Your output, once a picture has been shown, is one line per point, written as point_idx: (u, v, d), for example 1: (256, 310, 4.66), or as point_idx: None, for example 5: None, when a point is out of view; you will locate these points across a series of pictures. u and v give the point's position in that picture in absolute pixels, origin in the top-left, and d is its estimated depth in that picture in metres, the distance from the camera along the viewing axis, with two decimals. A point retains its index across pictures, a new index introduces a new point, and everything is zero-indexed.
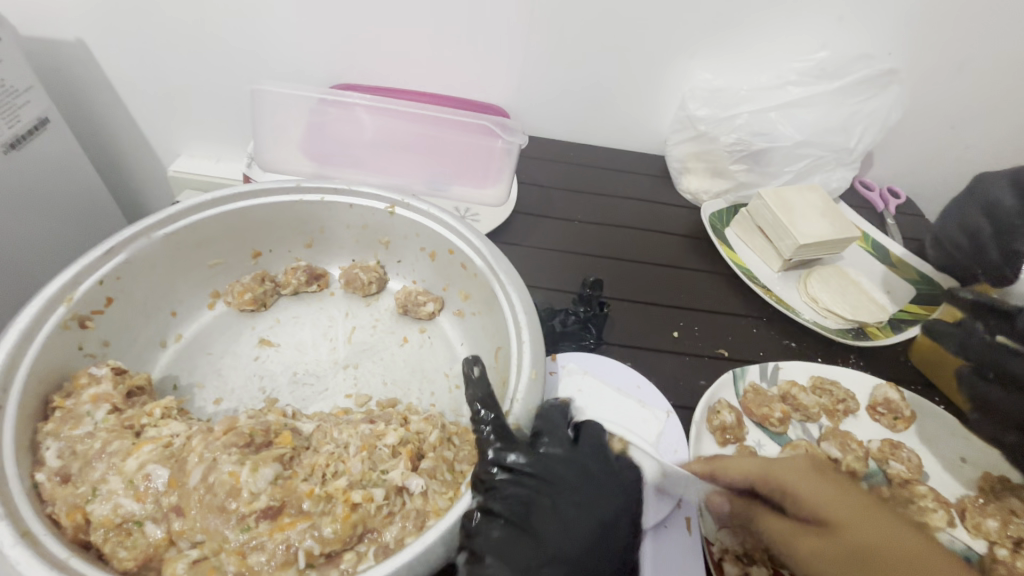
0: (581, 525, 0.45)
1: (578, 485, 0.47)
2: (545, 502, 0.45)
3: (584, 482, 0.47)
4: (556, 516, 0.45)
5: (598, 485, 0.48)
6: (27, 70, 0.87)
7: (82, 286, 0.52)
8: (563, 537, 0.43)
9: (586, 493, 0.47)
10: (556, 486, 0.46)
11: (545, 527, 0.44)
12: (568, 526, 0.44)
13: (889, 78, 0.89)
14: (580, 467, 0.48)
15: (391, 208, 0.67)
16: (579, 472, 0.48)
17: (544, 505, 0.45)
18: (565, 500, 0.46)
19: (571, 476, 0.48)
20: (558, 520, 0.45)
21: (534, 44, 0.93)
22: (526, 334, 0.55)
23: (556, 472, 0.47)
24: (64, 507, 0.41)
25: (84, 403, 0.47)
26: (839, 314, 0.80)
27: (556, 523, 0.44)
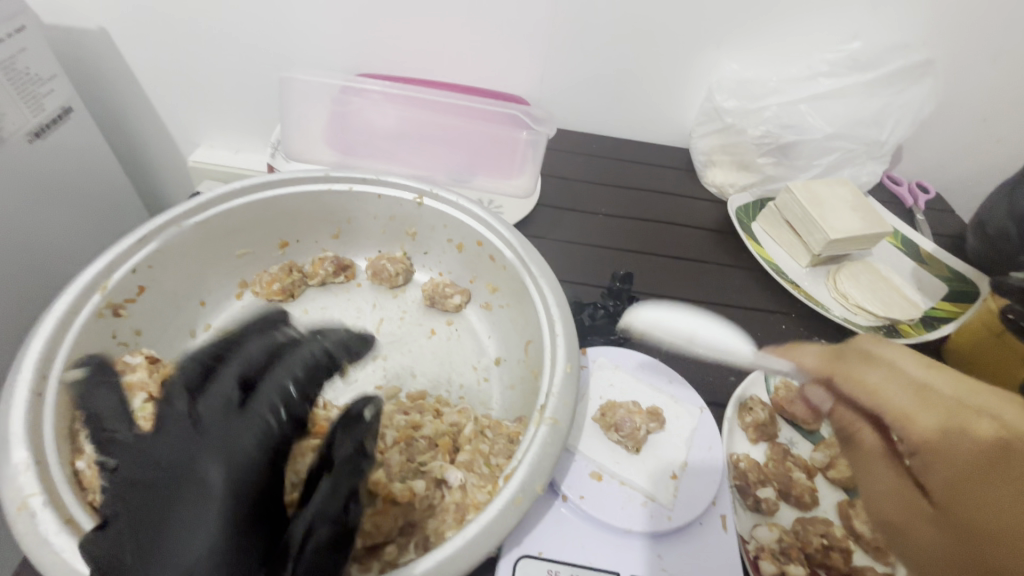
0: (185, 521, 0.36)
1: (183, 465, 0.39)
2: (131, 507, 0.37)
3: (192, 446, 0.40)
4: (153, 514, 0.36)
5: (205, 444, 0.40)
6: (51, 59, 0.87)
7: (116, 274, 0.52)
8: (177, 532, 0.35)
9: (180, 459, 0.39)
10: (169, 476, 0.38)
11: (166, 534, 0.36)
12: (186, 530, 0.36)
13: (924, 69, 0.86)
14: (183, 440, 0.40)
15: (420, 199, 0.66)
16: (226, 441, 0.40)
17: (147, 505, 0.37)
18: (189, 493, 0.37)
19: (189, 444, 0.40)
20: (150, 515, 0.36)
21: (559, 35, 0.92)
22: (560, 327, 0.55)
23: (156, 454, 0.39)
24: (106, 495, 0.40)
25: (121, 391, 0.47)
26: (870, 311, 0.78)
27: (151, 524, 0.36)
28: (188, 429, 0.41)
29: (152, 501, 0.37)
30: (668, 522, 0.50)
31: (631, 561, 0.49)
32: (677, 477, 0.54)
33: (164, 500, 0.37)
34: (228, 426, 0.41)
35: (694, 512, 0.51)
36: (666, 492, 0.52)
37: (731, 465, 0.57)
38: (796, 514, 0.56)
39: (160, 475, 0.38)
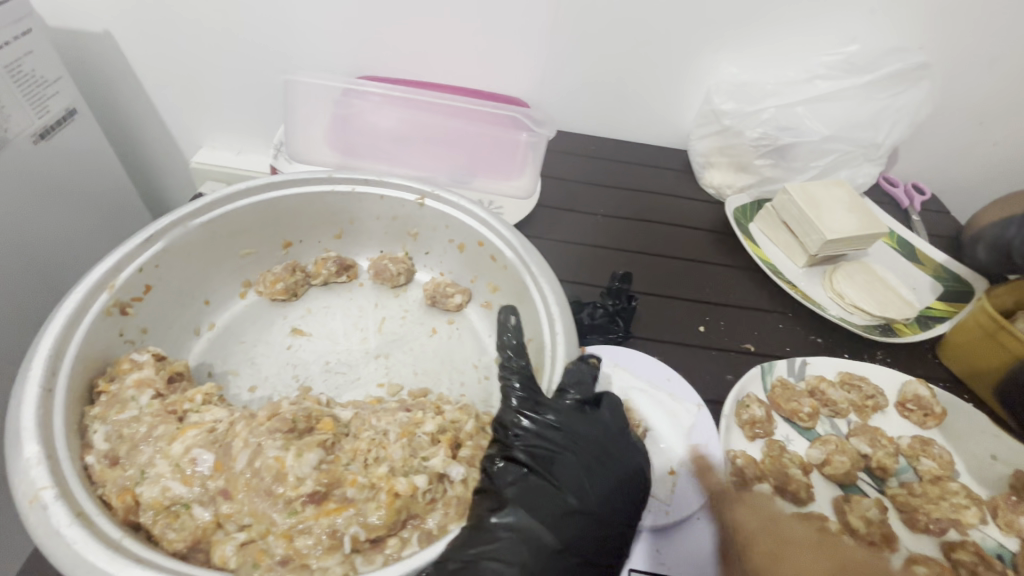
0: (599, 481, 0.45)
1: (600, 454, 0.46)
2: (582, 464, 0.45)
3: (622, 440, 0.48)
4: (596, 471, 0.45)
5: (625, 439, 0.49)
6: (57, 62, 0.88)
7: (123, 273, 0.53)
8: (615, 494, 0.45)
9: (628, 450, 0.48)
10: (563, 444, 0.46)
11: (576, 489, 0.44)
12: (581, 481, 0.44)
13: (919, 72, 0.88)
14: (580, 424, 0.48)
15: (421, 200, 0.67)
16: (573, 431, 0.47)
17: (588, 466, 0.45)
18: (579, 456, 0.46)
19: (610, 434, 0.48)
20: (605, 474, 0.45)
21: (559, 38, 0.93)
22: (560, 325, 0.55)
23: (594, 429, 0.48)
24: (115, 488, 0.41)
25: (128, 387, 0.47)
26: (866, 311, 0.79)
27: (613, 489, 0.45)
28: (575, 412, 0.49)
29: (590, 469, 0.45)
30: (665, 517, 0.53)
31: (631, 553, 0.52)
32: (674, 473, 0.56)
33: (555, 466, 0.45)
34: (590, 417, 0.49)
35: (693, 505, 0.54)
36: (661, 487, 0.56)
37: (728, 462, 0.58)
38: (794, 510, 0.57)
39: (592, 450, 0.46)
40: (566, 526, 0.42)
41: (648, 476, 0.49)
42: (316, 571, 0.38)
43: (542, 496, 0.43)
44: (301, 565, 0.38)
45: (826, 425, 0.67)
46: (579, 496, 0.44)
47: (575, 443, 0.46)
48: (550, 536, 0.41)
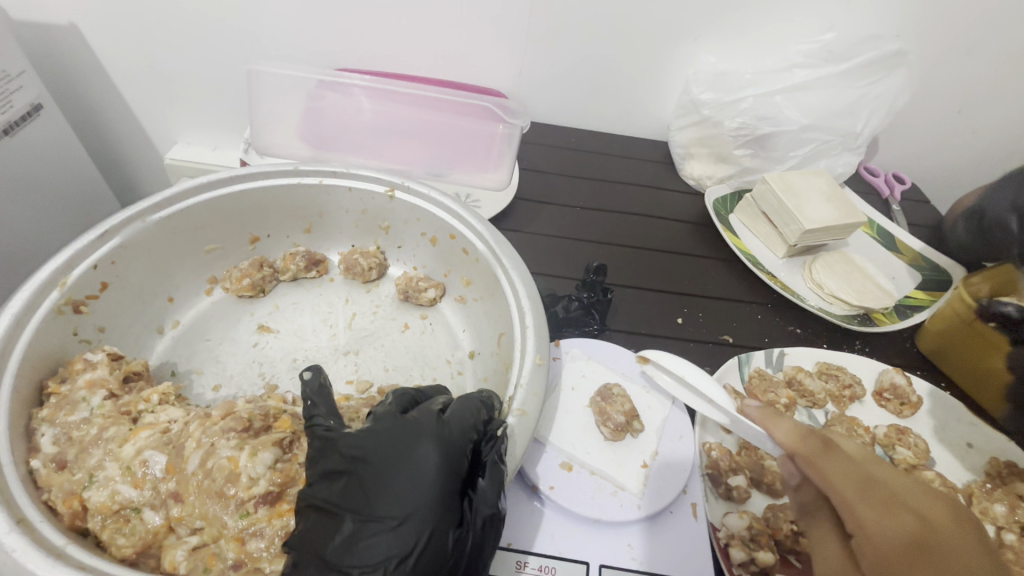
0: (411, 472, 0.38)
1: (408, 444, 0.40)
2: (356, 476, 0.38)
3: (411, 430, 0.40)
4: (375, 487, 0.38)
5: (414, 426, 0.41)
6: (19, 55, 0.85)
7: (76, 270, 0.51)
8: (404, 499, 0.37)
9: (414, 438, 0.40)
10: (369, 451, 0.39)
11: (352, 517, 0.37)
12: (406, 478, 0.38)
13: (897, 60, 0.87)
14: (392, 420, 0.41)
15: (391, 192, 0.65)
16: (354, 438, 0.40)
17: (368, 481, 0.38)
18: (398, 456, 0.39)
19: (391, 433, 0.40)
20: (386, 487, 0.38)
21: (535, 28, 0.91)
22: (530, 318, 0.55)
23: (374, 434, 0.40)
24: (60, 493, 0.39)
25: (80, 389, 0.45)
26: (845, 300, 0.79)
27: (399, 500, 0.37)
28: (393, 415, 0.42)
29: (373, 481, 0.38)
30: (638, 510, 0.50)
31: (601, 551, 0.49)
32: (647, 466, 0.54)
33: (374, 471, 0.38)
34: (383, 418, 0.42)
35: (665, 498, 0.51)
36: (637, 480, 0.53)
37: (703, 454, 0.57)
38: (767, 502, 0.56)
39: (371, 459, 0.39)
40: (351, 557, 0.36)
41: (451, 450, 0.40)
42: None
43: (324, 533, 0.37)
44: (254, 568, 0.37)
45: (803, 416, 0.67)
46: (361, 517, 0.37)
47: (365, 450, 0.39)
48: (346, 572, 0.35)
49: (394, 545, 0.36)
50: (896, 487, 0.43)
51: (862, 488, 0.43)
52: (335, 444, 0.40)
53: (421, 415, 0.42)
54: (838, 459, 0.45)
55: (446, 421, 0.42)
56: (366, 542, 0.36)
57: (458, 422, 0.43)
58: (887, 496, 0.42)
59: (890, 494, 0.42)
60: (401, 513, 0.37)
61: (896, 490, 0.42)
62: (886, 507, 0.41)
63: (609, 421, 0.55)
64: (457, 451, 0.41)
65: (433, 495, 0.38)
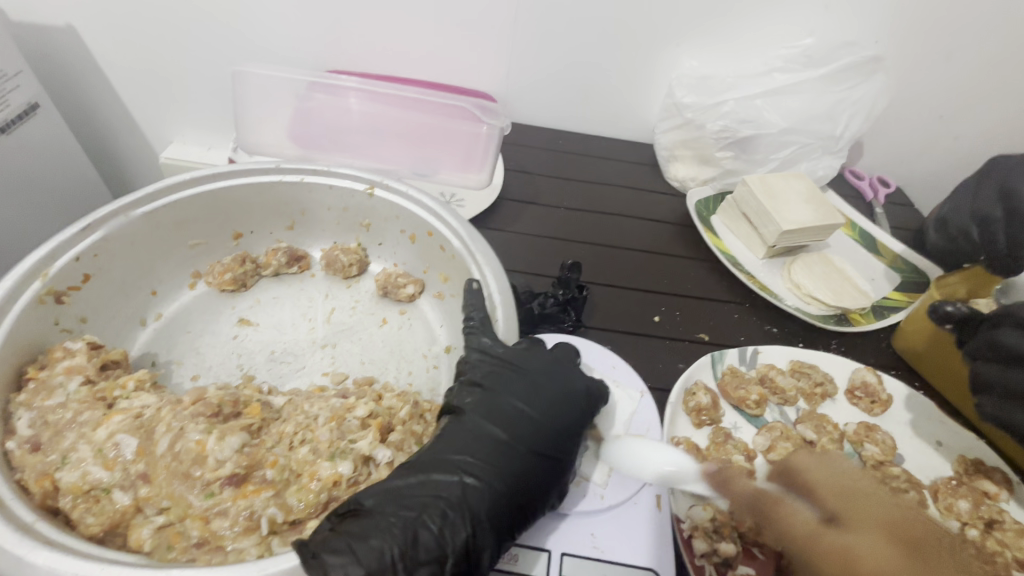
0: (553, 397, 0.49)
1: (558, 377, 0.50)
2: (508, 378, 0.50)
3: (560, 368, 0.52)
4: (533, 393, 0.49)
5: (572, 367, 0.52)
6: (16, 55, 0.88)
7: (58, 261, 0.52)
8: (539, 404, 0.48)
9: (561, 375, 0.51)
10: (524, 368, 0.51)
11: (514, 401, 0.48)
12: (547, 396, 0.49)
13: (875, 65, 0.88)
14: (547, 356, 0.53)
15: (371, 190, 0.67)
16: (518, 356, 0.52)
17: (527, 386, 0.49)
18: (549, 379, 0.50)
19: (550, 365, 0.52)
20: (547, 393, 0.49)
21: (521, 31, 0.93)
22: (500, 313, 0.56)
23: (535, 360, 0.52)
24: (33, 473, 0.40)
25: (58, 374, 0.47)
26: (821, 301, 0.80)
27: (552, 406, 0.48)
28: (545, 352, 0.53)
29: (533, 393, 0.49)
30: (600, 500, 0.51)
31: (563, 539, 0.49)
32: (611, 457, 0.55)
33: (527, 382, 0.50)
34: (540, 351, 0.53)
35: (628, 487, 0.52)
36: (600, 471, 0.53)
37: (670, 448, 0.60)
38: None
39: (535, 374, 0.50)
40: (505, 425, 0.46)
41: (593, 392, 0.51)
42: (231, 553, 0.38)
43: (487, 404, 0.48)
44: (217, 546, 0.38)
45: (773, 413, 0.68)
46: (522, 403, 0.48)
47: (532, 368, 0.51)
48: (499, 431, 0.46)
49: (539, 432, 0.47)
50: (858, 531, 0.47)
51: (813, 539, 0.47)
52: (504, 354, 0.52)
53: (575, 365, 0.53)
54: (786, 508, 0.49)
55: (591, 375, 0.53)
56: (516, 419, 0.47)
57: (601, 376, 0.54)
58: (837, 545, 0.45)
59: (842, 545, 0.45)
60: (531, 414, 0.47)
61: (847, 534, 0.46)
62: (841, 553, 0.45)
63: None
64: (591, 400, 0.51)
65: (575, 411, 0.49)
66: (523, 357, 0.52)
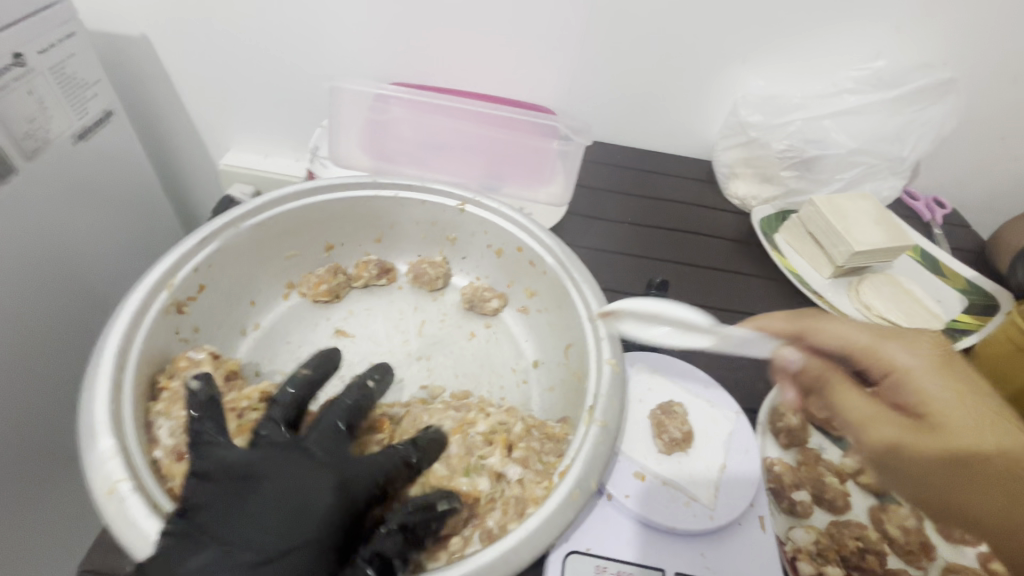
0: (276, 509, 0.39)
1: (277, 483, 0.41)
2: (230, 493, 0.40)
3: (314, 459, 0.43)
4: (247, 504, 0.39)
5: (290, 441, 0.44)
6: (96, 65, 0.91)
7: (181, 272, 0.54)
8: (263, 527, 0.38)
9: (297, 469, 0.42)
10: (242, 479, 0.41)
11: (239, 529, 0.38)
12: (273, 506, 0.39)
13: (944, 88, 0.89)
14: (283, 449, 0.44)
15: (462, 206, 0.68)
16: (255, 459, 0.42)
17: (243, 496, 0.40)
18: (298, 485, 0.41)
19: (281, 452, 0.43)
20: (268, 511, 0.39)
21: (588, 49, 0.95)
22: (604, 332, 0.56)
23: (271, 456, 0.43)
24: (182, 483, 0.42)
25: (189, 384, 0.48)
26: (894, 322, 0.80)
27: (272, 512, 0.39)
28: (280, 443, 0.44)
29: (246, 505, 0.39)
30: (711, 522, 0.51)
31: (675, 558, 0.50)
32: (716, 480, 0.54)
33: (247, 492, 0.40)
34: (331, 452, 0.44)
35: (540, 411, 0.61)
36: (706, 491, 0.53)
37: (766, 469, 0.59)
38: (829, 518, 0.58)
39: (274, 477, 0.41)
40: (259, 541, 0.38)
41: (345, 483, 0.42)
42: None
43: (227, 516, 0.39)
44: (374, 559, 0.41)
45: None
46: (250, 526, 0.38)
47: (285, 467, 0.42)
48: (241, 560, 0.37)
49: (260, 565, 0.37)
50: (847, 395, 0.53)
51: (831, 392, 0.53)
52: (236, 462, 0.42)
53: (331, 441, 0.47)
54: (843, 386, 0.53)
55: (333, 459, 0.44)
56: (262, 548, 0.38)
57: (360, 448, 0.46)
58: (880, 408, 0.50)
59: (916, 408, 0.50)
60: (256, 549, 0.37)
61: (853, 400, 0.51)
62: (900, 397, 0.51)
63: (666, 434, 0.57)
64: (361, 493, 0.43)
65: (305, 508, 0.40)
66: (267, 460, 0.43)
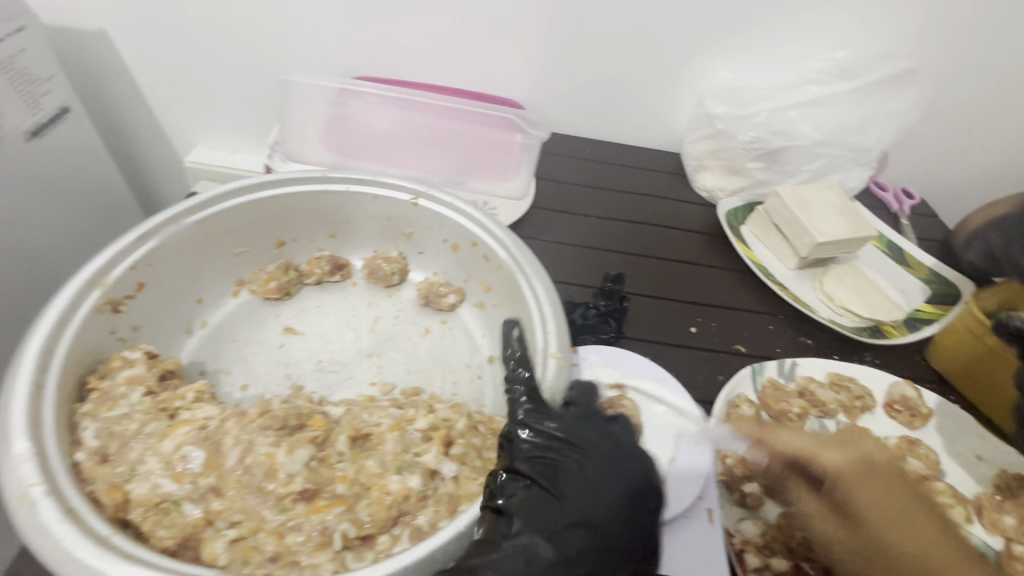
0: (604, 488, 0.46)
1: (597, 458, 0.48)
2: (578, 462, 0.47)
3: (600, 437, 0.50)
4: (604, 490, 0.46)
5: (611, 440, 0.50)
6: (50, 60, 0.88)
7: (115, 270, 0.53)
8: (586, 499, 0.45)
9: (598, 443, 0.49)
10: (568, 448, 0.48)
11: (583, 494, 0.45)
12: (597, 480, 0.46)
13: (907, 78, 0.89)
14: (595, 436, 0.49)
15: (415, 200, 0.67)
16: (586, 434, 0.49)
17: (583, 479, 0.46)
18: (592, 455, 0.48)
19: (603, 453, 0.48)
20: (605, 486, 0.46)
21: (553, 41, 0.93)
22: (552, 325, 0.56)
23: (587, 430, 0.50)
24: (104, 486, 0.41)
25: (120, 385, 0.47)
26: (855, 313, 0.80)
27: (611, 498, 0.45)
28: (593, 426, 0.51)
29: (584, 477, 0.46)
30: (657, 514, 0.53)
31: None
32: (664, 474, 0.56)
33: (579, 460, 0.47)
34: (540, 450, 0.47)
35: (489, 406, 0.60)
36: None
37: (718, 461, 0.59)
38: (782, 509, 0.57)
39: (584, 450, 0.48)
40: (594, 507, 0.44)
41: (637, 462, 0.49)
42: (305, 568, 0.39)
43: (540, 499, 0.44)
44: (291, 561, 0.39)
45: (814, 425, 0.67)
46: (586, 492, 0.45)
47: (552, 462, 0.46)
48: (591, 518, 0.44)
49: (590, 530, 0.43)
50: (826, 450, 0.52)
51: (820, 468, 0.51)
52: (563, 433, 0.49)
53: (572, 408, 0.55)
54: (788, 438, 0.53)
55: (607, 437, 0.50)
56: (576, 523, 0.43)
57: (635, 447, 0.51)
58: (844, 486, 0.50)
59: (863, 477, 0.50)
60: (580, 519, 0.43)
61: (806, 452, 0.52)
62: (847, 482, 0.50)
63: None
64: (643, 466, 0.49)
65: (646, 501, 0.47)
66: (580, 435, 0.49)
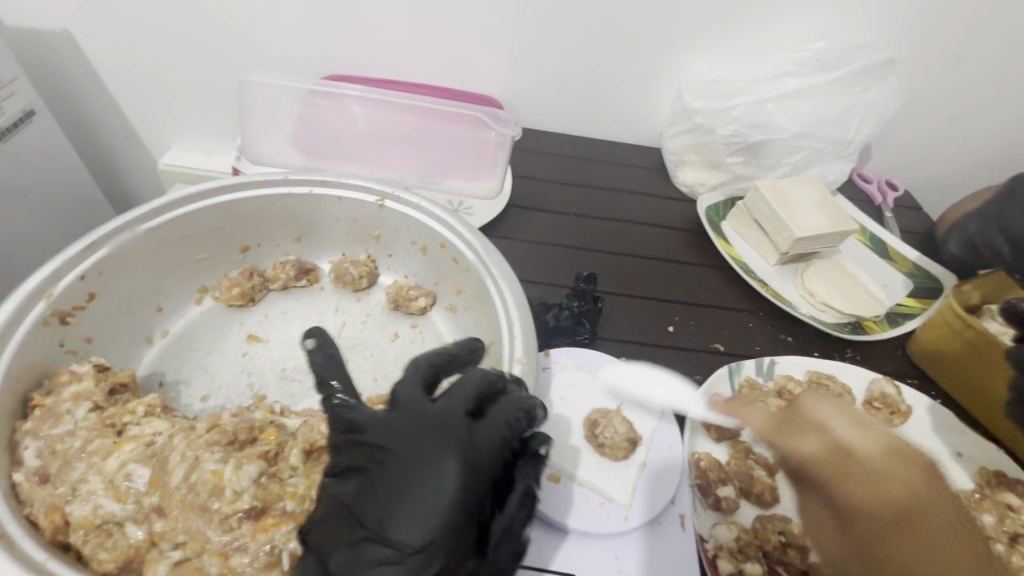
0: (415, 500, 0.38)
1: (411, 455, 0.40)
2: (383, 473, 0.40)
3: (424, 431, 0.42)
4: (409, 499, 0.38)
5: (437, 436, 0.41)
6: (12, 61, 0.85)
7: (63, 281, 0.51)
8: (403, 514, 0.38)
9: (411, 444, 0.41)
10: (378, 451, 0.41)
11: (389, 507, 0.39)
12: (414, 491, 0.39)
13: (886, 69, 0.88)
14: (407, 424, 0.42)
15: (381, 202, 0.65)
16: (397, 434, 0.42)
17: (383, 487, 0.39)
18: (403, 458, 0.40)
19: (424, 445, 0.40)
20: (417, 495, 0.39)
21: (528, 36, 0.92)
22: (518, 330, 0.54)
23: (393, 430, 0.42)
24: (42, 507, 0.41)
25: (65, 401, 0.47)
26: (836, 309, 0.79)
27: (427, 506, 0.38)
28: (408, 414, 0.43)
29: (391, 488, 0.39)
30: (625, 522, 0.52)
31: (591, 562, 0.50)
32: (635, 479, 0.55)
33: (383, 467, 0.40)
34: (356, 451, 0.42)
35: None
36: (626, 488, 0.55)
37: (693, 464, 0.58)
38: (757, 512, 0.57)
39: (398, 455, 0.40)
40: (406, 526, 0.38)
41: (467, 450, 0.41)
42: None
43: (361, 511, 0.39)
44: None
45: None
46: (395, 506, 0.39)
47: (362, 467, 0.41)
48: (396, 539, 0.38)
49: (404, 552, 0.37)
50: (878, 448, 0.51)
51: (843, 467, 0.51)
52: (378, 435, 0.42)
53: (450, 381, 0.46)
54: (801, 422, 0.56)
55: (431, 425, 0.42)
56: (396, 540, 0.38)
57: (492, 442, 0.43)
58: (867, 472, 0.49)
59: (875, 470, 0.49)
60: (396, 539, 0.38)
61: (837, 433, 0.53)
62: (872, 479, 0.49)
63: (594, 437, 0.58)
64: (479, 458, 0.41)
65: (459, 507, 0.39)
66: (393, 433, 0.42)
